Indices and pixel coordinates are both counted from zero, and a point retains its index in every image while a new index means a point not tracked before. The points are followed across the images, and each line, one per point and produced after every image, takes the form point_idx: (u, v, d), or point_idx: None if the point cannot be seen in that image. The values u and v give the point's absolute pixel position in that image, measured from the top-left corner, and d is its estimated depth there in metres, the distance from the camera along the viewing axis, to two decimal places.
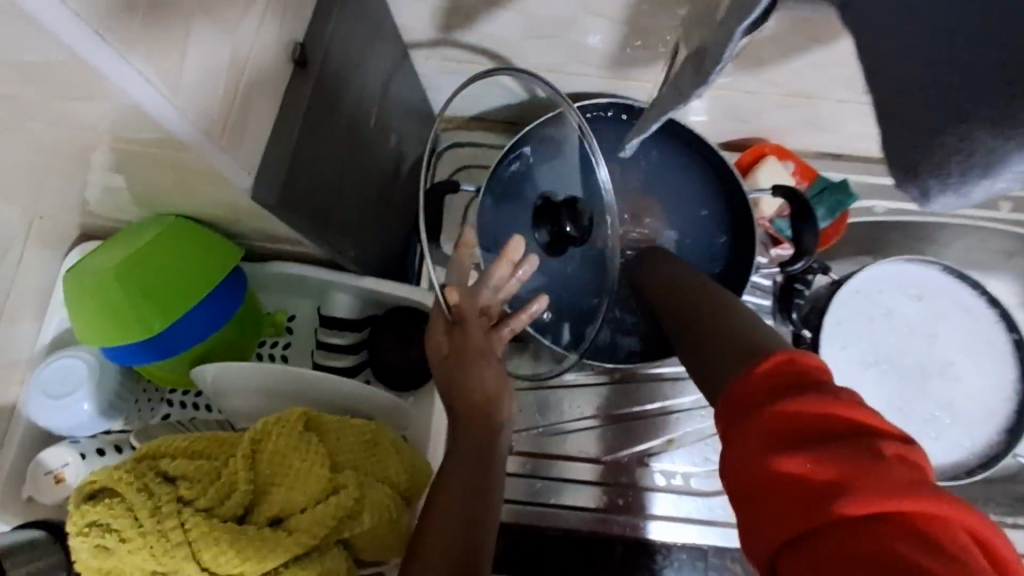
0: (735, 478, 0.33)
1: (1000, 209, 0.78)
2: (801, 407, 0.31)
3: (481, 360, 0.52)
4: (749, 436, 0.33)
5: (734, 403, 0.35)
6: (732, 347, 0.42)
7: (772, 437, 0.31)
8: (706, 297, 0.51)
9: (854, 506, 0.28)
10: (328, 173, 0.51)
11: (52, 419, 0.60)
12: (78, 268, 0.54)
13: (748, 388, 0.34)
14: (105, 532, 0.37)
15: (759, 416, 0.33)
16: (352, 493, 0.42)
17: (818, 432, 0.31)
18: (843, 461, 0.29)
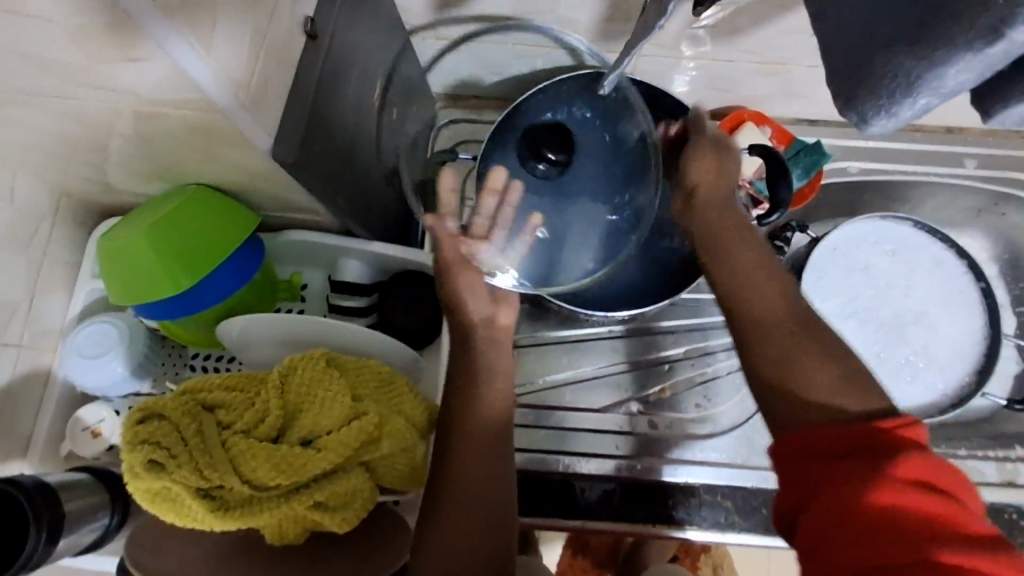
0: (833, 500, 0.40)
1: (965, 166, 0.82)
2: (906, 468, 0.40)
3: (462, 271, 0.62)
4: (840, 469, 0.41)
5: (828, 437, 0.43)
6: (819, 369, 0.48)
7: (874, 479, 0.40)
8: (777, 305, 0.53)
9: (929, 544, 0.37)
10: (339, 138, 0.56)
11: (86, 379, 0.64)
12: (107, 234, 0.57)
13: (863, 433, 0.42)
14: (157, 449, 0.43)
15: (861, 458, 0.41)
16: (372, 419, 0.47)
17: (914, 485, 0.39)
18: (934, 513, 0.38)
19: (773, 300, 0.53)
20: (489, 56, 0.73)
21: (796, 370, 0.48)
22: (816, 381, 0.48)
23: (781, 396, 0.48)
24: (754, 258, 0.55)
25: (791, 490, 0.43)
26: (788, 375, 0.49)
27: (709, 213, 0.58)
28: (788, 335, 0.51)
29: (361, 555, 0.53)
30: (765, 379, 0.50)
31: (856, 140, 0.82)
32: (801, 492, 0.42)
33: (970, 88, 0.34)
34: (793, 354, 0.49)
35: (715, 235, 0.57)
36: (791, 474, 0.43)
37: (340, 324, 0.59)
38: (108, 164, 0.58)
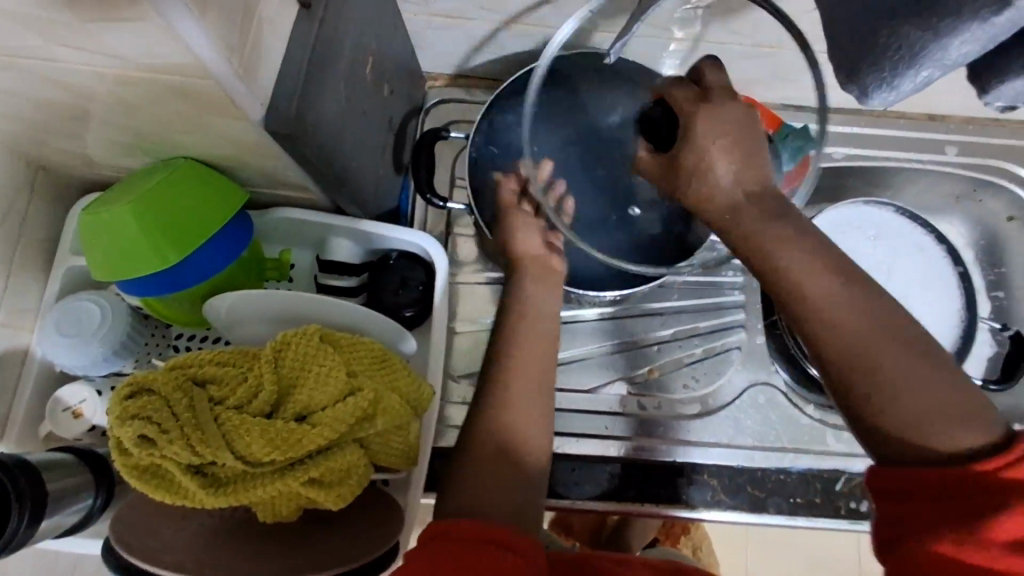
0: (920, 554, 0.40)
1: (946, 152, 0.84)
2: (1005, 526, 0.38)
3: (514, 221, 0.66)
4: (930, 516, 0.40)
5: (922, 479, 0.41)
6: (920, 391, 0.44)
7: (967, 539, 0.39)
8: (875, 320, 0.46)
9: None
10: (334, 113, 0.55)
11: (66, 358, 0.62)
12: (90, 206, 0.56)
13: (968, 480, 0.40)
14: (149, 423, 0.42)
15: (963, 507, 0.40)
16: (368, 395, 0.47)
17: (1012, 547, 0.38)
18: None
19: (854, 308, 0.46)
20: (482, 34, 0.72)
21: (898, 399, 0.44)
22: (932, 407, 0.43)
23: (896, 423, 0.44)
24: (810, 262, 0.49)
25: (886, 527, 0.42)
26: (876, 382, 0.44)
27: (742, 209, 0.51)
28: (895, 356, 0.45)
29: (348, 535, 0.52)
30: (877, 412, 0.44)
31: (842, 125, 0.84)
32: (890, 531, 0.42)
33: (966, 64, 0.35)
34: (888, 363, 0.44)
35: (750, 235, 0.51)
36: (882, 510, 0.43)
37: (330, 301, 0.59)
38: (90, 136, 0.56)
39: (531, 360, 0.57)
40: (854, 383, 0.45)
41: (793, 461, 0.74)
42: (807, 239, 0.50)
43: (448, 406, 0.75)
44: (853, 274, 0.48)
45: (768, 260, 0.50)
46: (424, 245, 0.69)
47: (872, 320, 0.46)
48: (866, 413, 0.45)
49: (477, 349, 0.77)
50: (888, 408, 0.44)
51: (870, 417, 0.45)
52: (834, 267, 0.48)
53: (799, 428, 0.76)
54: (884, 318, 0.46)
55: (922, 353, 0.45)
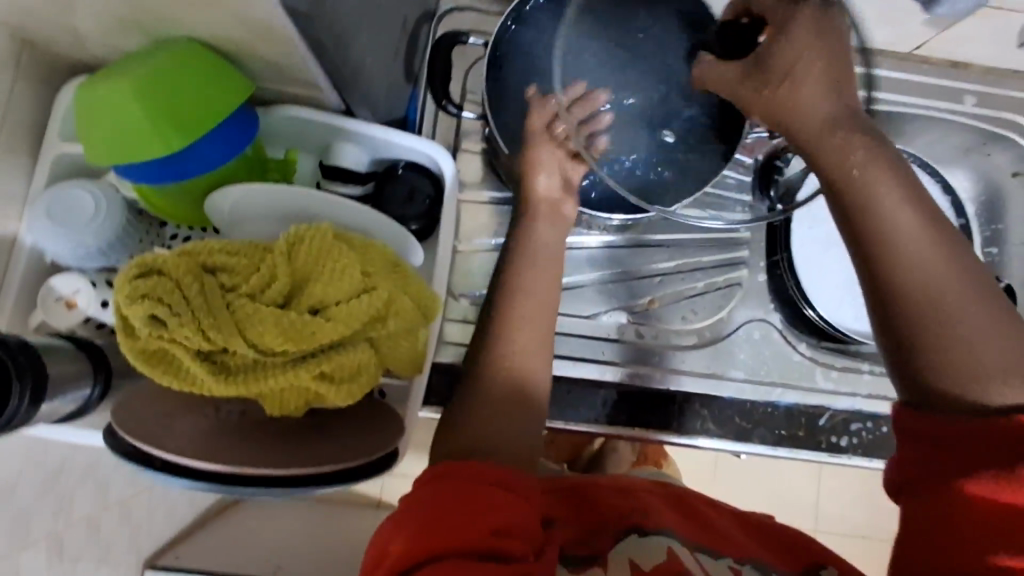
0: (934, 491, 0.42)
1: (963, 102, 0.84)
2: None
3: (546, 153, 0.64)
4: (976, 456, 0.41)
5: (971, 424, 0.42)
6: (993, 343, 0.44)
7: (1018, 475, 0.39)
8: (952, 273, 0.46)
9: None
10: (353, 2, 0.52)
11: (59, 247, 0.60)
12: (88, 83, 0.52)
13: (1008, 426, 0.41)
14: (159, 304, 0.41)
15: (991, 450, 0.41)
16: (383, 294, 0.46)
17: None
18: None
19: (943, 261, 0.46)
20: None
21: (964, 351, 0.44)
22: (1000, 367, 0.43)
23: (956, 372, 0.44)
24: (915, 210, 0.47)
25: (915, 465, 0.44)
26: (944, 328, 0.44)
27: (853, 141, 0.49)
28: (971, 312, 0.45)
29: (344, 440, 0.53)
30: (932, 357, 0.45)
31: (864, 66, 0.82)
32: (924, 470, 0.43)
33: None
34: (965, 318, 0.44)
35: (858, 168, 0.48)
36: (914, 450, 0.44)
37: (338, 204, 0.57)
38: (84, 7, 0.52)
39: (536, 301, 0.58)
40: (924, 331, 0.45)
41: (780, 396, 0.76)
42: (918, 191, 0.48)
43: (448, 324, 0.75)
44: (941, 223, 0.48)
45: (867, 201, 0.48)
46: (435, 156, 0.67)
47: (957, 276, 0.46)
48: (925, 355, 0.45)
49: (479, 268, 0.76)
50: (957, 356, 0.44)
51: (939, 363, 0.44)
52: (940, 230, 0.47)
53: (790, 364, 0.78)
54: (973, 279, 0.46)
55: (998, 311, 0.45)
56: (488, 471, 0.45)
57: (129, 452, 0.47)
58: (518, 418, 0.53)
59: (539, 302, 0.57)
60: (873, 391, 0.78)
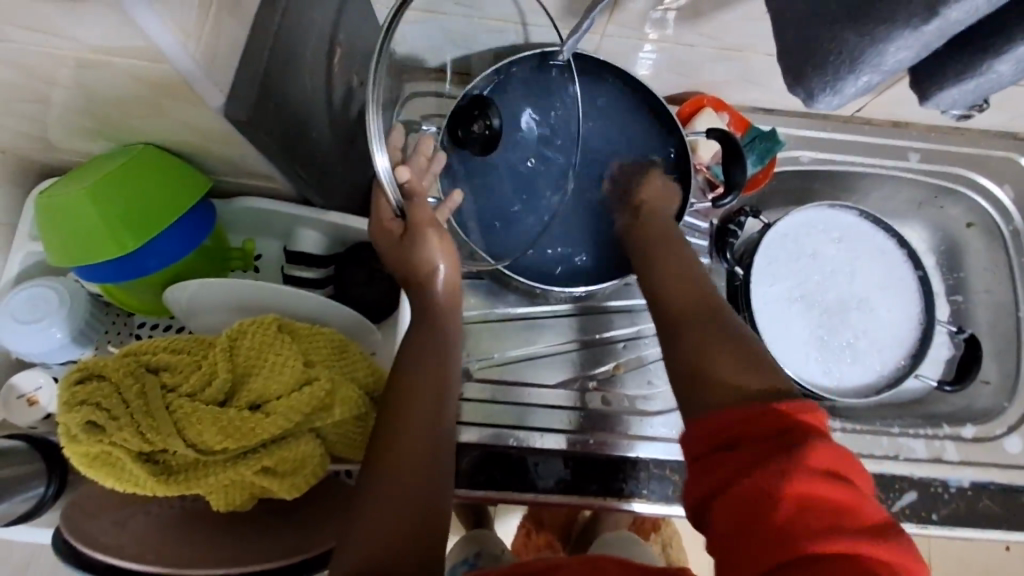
0: (736, 497, 0.39)
1: (909, 159, 0.86)
2: (818, 452, 0.38)
3: (428, 232, 0.56)
4: (749, 456, 0.40)
5: (738, 419, 0.42)
6: (726, 353, 0.51)
7: (785, 464, 0.38)
8: (694, 300, 0.58)
9: (842, 535, 0.36)
10: (299, 104, 0.55)
11: (22, 345, 0.61)
12: (47, 190, 0.54)
13: (774, 413, 0.41)
14: (96, 409, 0.43)
15: (767, 443, 0.40)
16: (323, 385, 0.47)
17: (820, 472, 0.38)
18: (838, 501, 0.37)
19: (688, 300, 0.58)
20: (454, 32, 0.71)
21: (697, 361, 0.52)
22: (721, 365, 0.50)
23: (691, 374, 0.51)
24: (682, 269, 0.63)
25: (701, 477, 0.42)
26: (673, 345, 0.55)
27: (653, 225, 0.68)
28: (701, 329, 0.54)
29: (305, 527, 0.52)
30: (676, 371, 0.53)
31: (810, 130, 0.85)
32: (711, 479, 0.41)
33: (909, 71, 0.36)
34: (693, 329, 0.55)
35: (649, 247, 0.66)
36: (701, 463, 0.43)
37: (291, 292, 0.59)
38: (47, 119, 0.55)
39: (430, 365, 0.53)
40: (679, 353, 0.54)
41: None
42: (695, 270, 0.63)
43: None
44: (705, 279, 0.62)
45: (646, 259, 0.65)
46: None
47: (692, 308, 0.57)
48: (676, 371, 0.53)
49: None
50: (700, 363, 0.51)
51: (692, 375, 0.51)
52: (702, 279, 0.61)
53: None
54: (707, 306, 0.57)
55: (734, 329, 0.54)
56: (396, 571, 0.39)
57: (96, 566, 0.44)
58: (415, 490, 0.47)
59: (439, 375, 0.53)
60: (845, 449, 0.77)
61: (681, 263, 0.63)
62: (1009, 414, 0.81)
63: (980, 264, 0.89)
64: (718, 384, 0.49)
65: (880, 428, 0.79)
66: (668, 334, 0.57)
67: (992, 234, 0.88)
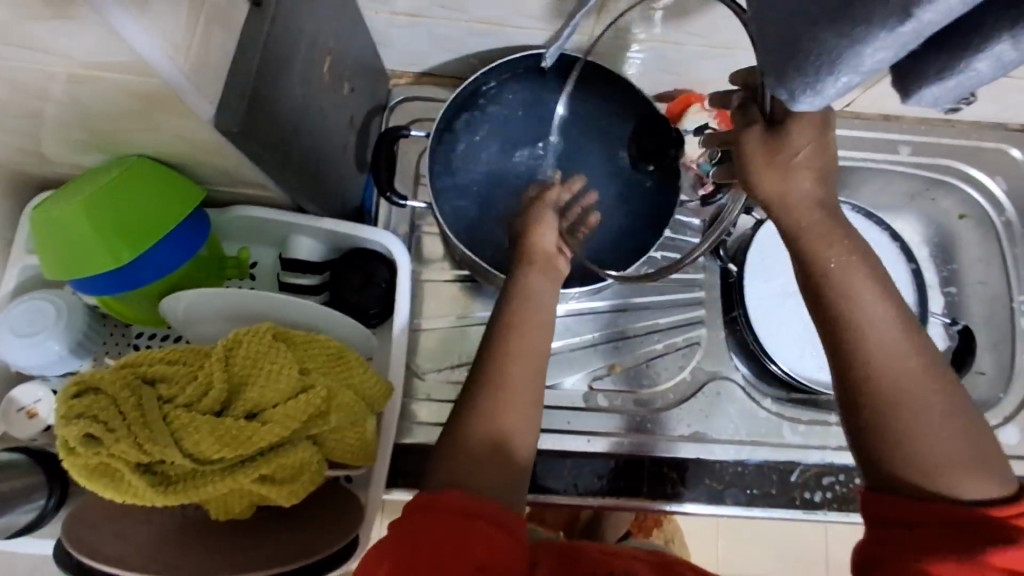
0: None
1: (900, 152, 0.87)
2: (1012, 557, 0.42)
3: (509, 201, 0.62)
4: (921, 541, 0.44)
5: (938, 514, 0.44)
6: (939, 439, 0.46)
7: (968, 560, 0.42)
8: (910, 370, 0.47)
9: None
10: (290, 112, 0.55)
11: (20, 358, 0.61)
12: (43, 204, 0.55)
13: (981, 516, 0.44)
14: (95, 422, 0.43)
15: (963, 541, 0.43)
16: (320, 391, 0.47)
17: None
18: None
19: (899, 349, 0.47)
20: (444, 36, 0.71)
21: (907, 442, 0.46)
22: (929, 451, 0.45)
23: (880, 456, 0.46)
24: (893, 322, 0.47)
25: (874, 546, 0.45)
26: (896, 424, 0.46)
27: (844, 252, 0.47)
28: (931, 408, 0.46)
29: (303, 532, 0.52)
30: (872, 443, 0.47)
31: None
32: (881, 552, 0.45)
33: (890, 67, 0.36)
34: (915, 409, 0.46)
35: (830, 262, 0.47)
36: (881, 532, 0.45)
37: (287, 300, 0.60)
38: (41, 134, 0.56)
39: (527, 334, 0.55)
40: (877, 424, 0.46)
41: (750, 454, 0.76)
42: (891, 289, 0.48)
43: (412, 402, 0.74)
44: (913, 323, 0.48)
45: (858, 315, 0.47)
46: (386, 244, 0.69)
47: (913, 373, 0.47)
48: (875, 447, 0.47)
49: (440, 345, 0.76)
50: (903, 449, 0.46)
51: (890, 450, 0.46)
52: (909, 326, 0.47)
53: (757, 421, 0.78)
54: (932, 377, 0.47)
55: (952, 404, 0.46)
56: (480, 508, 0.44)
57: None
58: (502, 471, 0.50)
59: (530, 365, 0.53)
60: (842, 443, 0.78)
61: (896, 318, 0.47)
62: (1005, 404, 0.81)
63: (972, 255, 0.90)
64: (921, 472, 0.45)
65: None
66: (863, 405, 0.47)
67: (984, 226, 0.88)
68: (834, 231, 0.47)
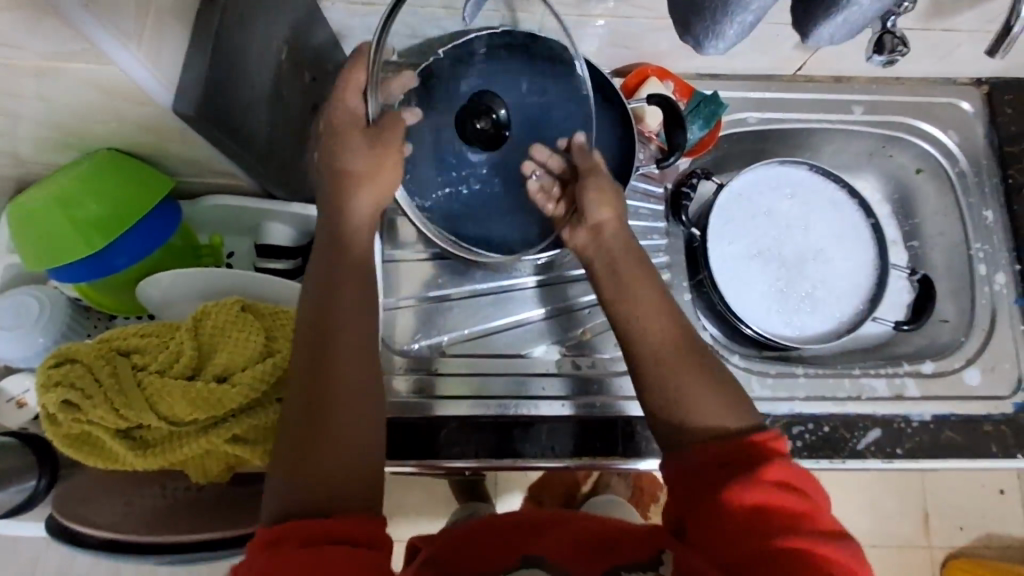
0: (705, 511, 0.50)
1: (853, 112, 0.89)
2: (769, 470, 0.50)
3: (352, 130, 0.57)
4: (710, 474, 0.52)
5: (713, 453, 0.52)
6: (714, 401, 0.56)
7: (746, 481, 0.50)
8: (657, 334, 0.59)
9: (781, 534, 0.47)
10: (248, 99, 0.57)
11: (8, 351, 0.64)
12: (18, 198, 0.57)
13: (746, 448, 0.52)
14: (73, 391, 0.46)
15: (729, 469, 0.51)
16: (286, 356, 0.50)
17: (776, 484, 0.49)
18: (790, 507, 0.49)
19: (668, 332, 0.59)
20: (400, 24, 0.74)
21: (685, 400, 0.55)
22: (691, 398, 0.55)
23: (672, 423, 0.55)
24: (657, 302, 0.61)
25: (675, 503, 0.53)
26: (674, 383, 0.56)
27: (615, 248, 0.64)
28: (696, 374, 0.57)
29: None
30: (660, 394, 0.56)
31: (756, 92, 0.88)
32: (683, 505, 0.52)
33: (790, 10, 0.39)
34: (691, 376, 0.56)
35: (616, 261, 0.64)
36: (681, 485, 0.52)
37: (257, 280, 0.63)
38: (12, 134, 0.58)
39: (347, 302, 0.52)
40: (670, 396, 0.56)
41: None
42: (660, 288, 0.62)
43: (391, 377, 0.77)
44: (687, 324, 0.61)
45: (628, 297, 0.61)
46: None
47: (681, 346, 0.58)
48: (657, 405, 0.56)
49: (415, 322, 0.79)
50: (688, 409, 0.55)
51: (677, 406, 0.55)
52: (668, 309, 0.61)
53: None
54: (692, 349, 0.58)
55: (708, 368, 0.58)
56: (351, 528, 0.41)
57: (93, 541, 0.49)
58: (349, 464, 0.46)
59: (364, 356, 0.50)
60: (811, 393, 0.80)
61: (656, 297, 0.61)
62: (968, 349, 0.84)
63: (932, 208, 0.92)
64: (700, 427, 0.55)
65: (840, 370, 0.82)
66: (659, 371, 0.57)
67: (940, 177, 0.90)
68: (631, 252, 0.64)
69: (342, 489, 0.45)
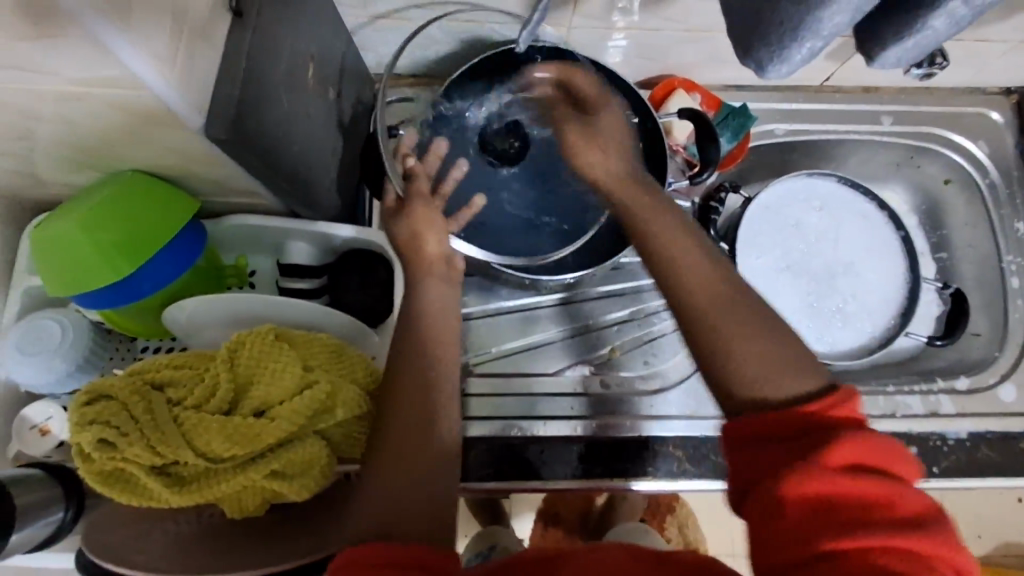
0: (767, 491, 0.42)
1: (882, 123, 0.88)
2: (843, 450, 0.42)
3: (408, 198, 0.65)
4: (777, 456, 0.43)
5: (772, 420, 0.45)
6: (758, 357, 0.49)
7: (810, 462, 0.42)
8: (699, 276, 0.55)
9: (866, 527, 0.39)
10: (277, 119, 0.56)
11: (29, 377, 0.63)
12: (41, 224, 0.56)
13: (817, 417, 0.45)
14: (108, 428, 0.45)
15: (798, 444, 0.43)
16: (324, 387, 0.49)
17: (852, 467, 0.41)
18: (869, 495, 0.40)
19: (705, 278, 0.54)
20: (424, 37, 0.72)
21: (729, 345, 0.50)
22: (749, 369, 0.49)
23: (714, 378, 0.50)
24: (685, 241, 0.57)
25: (735, 475, 0.45)
26: (710, 328, 0.51)
27: (642, 199, 0.62)
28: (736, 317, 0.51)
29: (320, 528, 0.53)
30: (696, 337, 0.52)
31: (783, 103, 0.86)
32: (741, 480, 0.45)
33: (852, 32, 0.38)
34: (728, 325, 0.51)
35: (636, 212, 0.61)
36: (736, 456, 0.46)
37: (285, 304, 0.61)
38: (34, 155, 0.57)
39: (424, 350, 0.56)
40: (708, 341, 0.51)
41: None
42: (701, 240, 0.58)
43: None
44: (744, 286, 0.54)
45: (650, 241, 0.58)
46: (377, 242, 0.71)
47: (718, 287, 0.54)
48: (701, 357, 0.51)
49: None
50: (728, 359, 0.50)
51: (714, 358, 0.51)
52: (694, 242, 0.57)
53: None
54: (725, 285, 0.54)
55: (757, 315, 0.52)
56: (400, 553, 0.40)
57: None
58: (414, 507, 0.46)
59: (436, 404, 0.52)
60: None
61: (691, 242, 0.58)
62: (1002, 363, 0.82)
63: (961, 220, 0.91)
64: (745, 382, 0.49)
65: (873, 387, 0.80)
66: (696, 317, 0.53)
67: (970, 189, 0.89)
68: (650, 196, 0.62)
69: (403, 522, 0.45)
